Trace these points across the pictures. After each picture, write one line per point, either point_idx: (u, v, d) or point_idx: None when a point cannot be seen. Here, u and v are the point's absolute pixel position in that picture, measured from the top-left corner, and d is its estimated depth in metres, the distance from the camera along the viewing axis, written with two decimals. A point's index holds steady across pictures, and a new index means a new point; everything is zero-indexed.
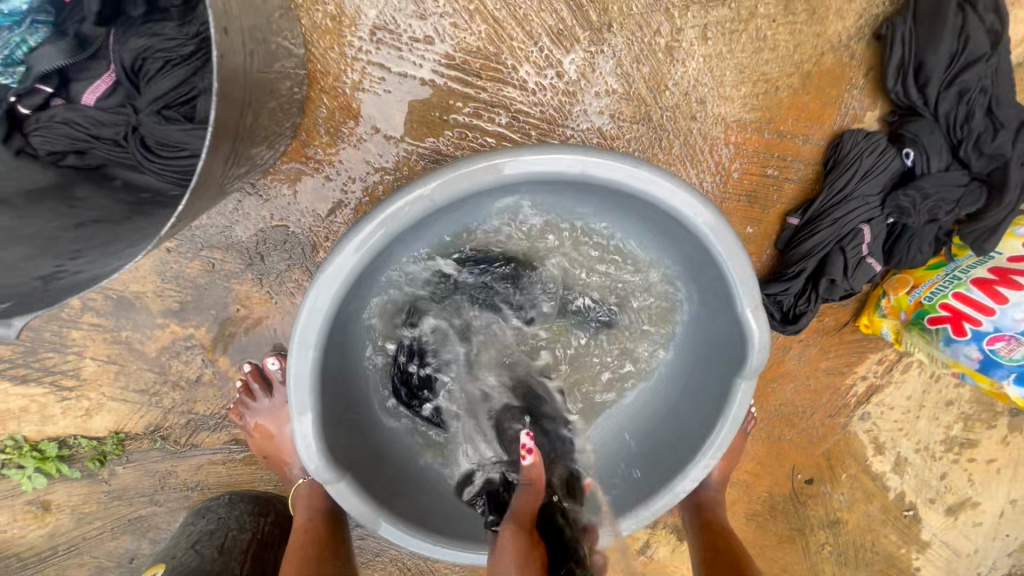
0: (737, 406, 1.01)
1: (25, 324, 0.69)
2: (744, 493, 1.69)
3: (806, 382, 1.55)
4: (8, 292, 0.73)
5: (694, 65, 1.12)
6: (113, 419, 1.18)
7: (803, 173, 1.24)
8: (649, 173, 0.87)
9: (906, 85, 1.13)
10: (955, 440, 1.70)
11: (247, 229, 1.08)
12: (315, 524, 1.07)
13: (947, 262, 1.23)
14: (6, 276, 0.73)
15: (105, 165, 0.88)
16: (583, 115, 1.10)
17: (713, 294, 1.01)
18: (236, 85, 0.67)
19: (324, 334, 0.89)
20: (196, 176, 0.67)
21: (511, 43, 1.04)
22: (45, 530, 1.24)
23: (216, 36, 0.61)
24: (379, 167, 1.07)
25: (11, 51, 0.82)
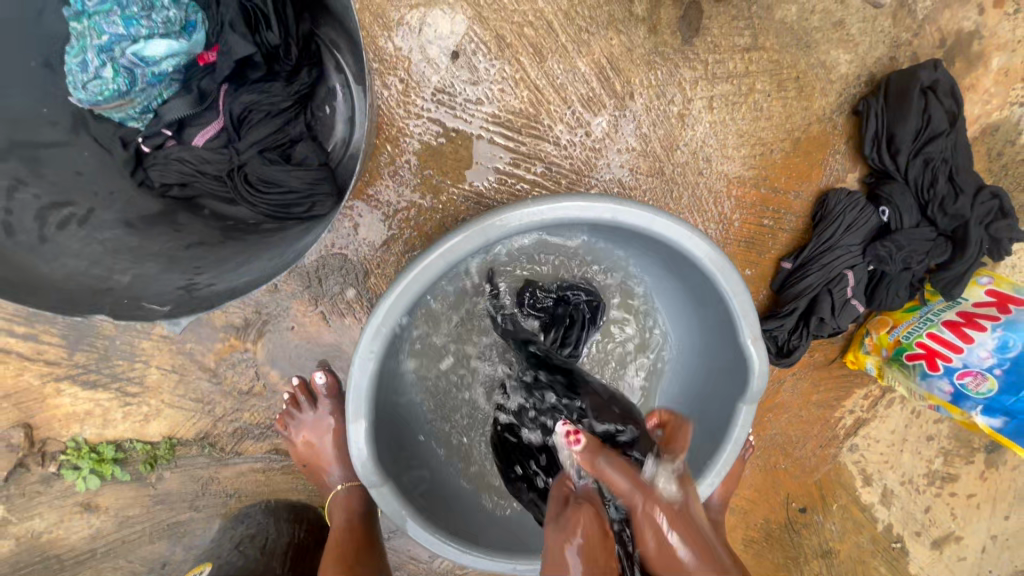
0: (739, 428, 1.14)
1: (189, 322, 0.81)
2: (742, 520, 1.78)
3: (799, 413, 1.68)
4: (163, 297, 0.85)
5: (702, 130, 1.30)
6: (167, 425, 1.27)
7: (795, 224, 1.42)
8: (666, 221, 1.03)
9: (880, 153, 1.33)
10: (937, 474, 1.83)
11: (308, 255, 1.22)
12: (354, 524, 1.17)
13: (921, 305, 1.40)
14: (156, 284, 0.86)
15: (199, 197, 1.03)
16: (606, 168, 1.27)
17: (718, 327, 1.16)
18: None
19: (383, 348, 1.01)
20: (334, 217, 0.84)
21: (548, 106, 1.22)
22: (88, 532, 1.31)
23: None
24: (430, 205, 1.22)
25: (148, 103, 0.97)
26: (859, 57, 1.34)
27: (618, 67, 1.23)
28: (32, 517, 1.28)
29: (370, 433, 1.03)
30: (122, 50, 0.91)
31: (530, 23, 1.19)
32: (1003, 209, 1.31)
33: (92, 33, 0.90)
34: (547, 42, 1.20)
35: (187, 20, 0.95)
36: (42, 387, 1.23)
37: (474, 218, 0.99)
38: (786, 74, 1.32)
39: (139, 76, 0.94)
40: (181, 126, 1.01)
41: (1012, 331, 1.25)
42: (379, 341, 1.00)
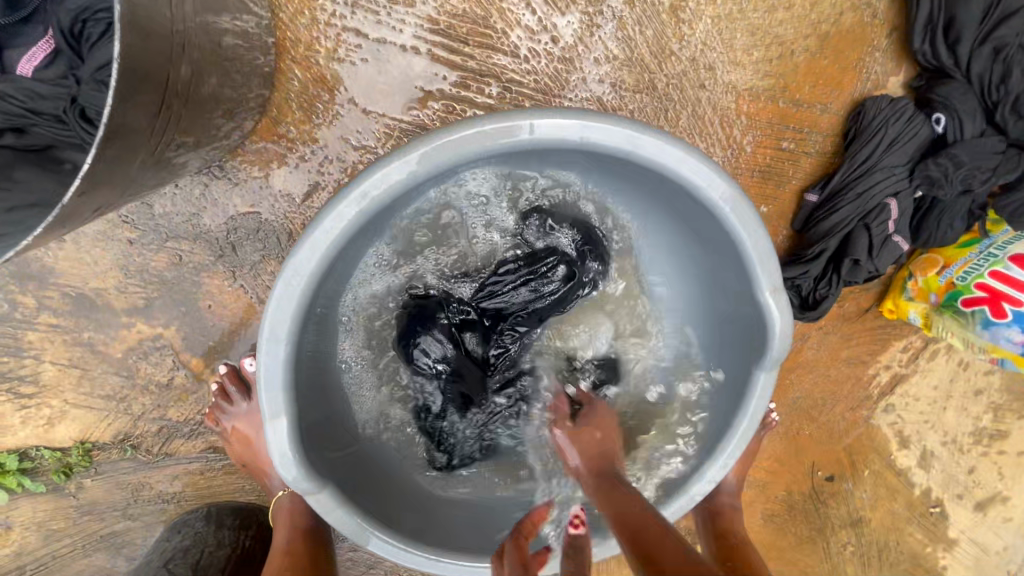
0: (757, 399, 0.92)
1: None
2: (761, 492, 1.59)
3: (828, 373, 1.44)
4: None
5: (702, 28, 1.02)
6: (77, 428, 1.08)
7: (821, 145, 1.15)
8: (656, 137, 0.78)
9: (934, 44, 1.04)
10: (983, 432, 1.62)
11: (216, 217, 0.99)
12: (294, 546, 0.97)
13: (981, 238, 1.13)
14: None
15: (54, 147, 0.79)
16: (581, 84, 1.00)
17: (726, 275, 0.92)
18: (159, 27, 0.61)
19: (297, 328, 0.80)
20: (104, 127, 0.58)
21: (499, 4, 0.94)
22: (10, 550, 1.15)
23: None
24: (358, 145, 0.97)
25: None
26: None
27: None
28: None
29: (294, 432, 0.82)
30: None
31: None
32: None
33: None
34: None
35: None
36: None
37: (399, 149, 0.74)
38: None
39: None
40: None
41: None
42: (289, 319, 0.78)
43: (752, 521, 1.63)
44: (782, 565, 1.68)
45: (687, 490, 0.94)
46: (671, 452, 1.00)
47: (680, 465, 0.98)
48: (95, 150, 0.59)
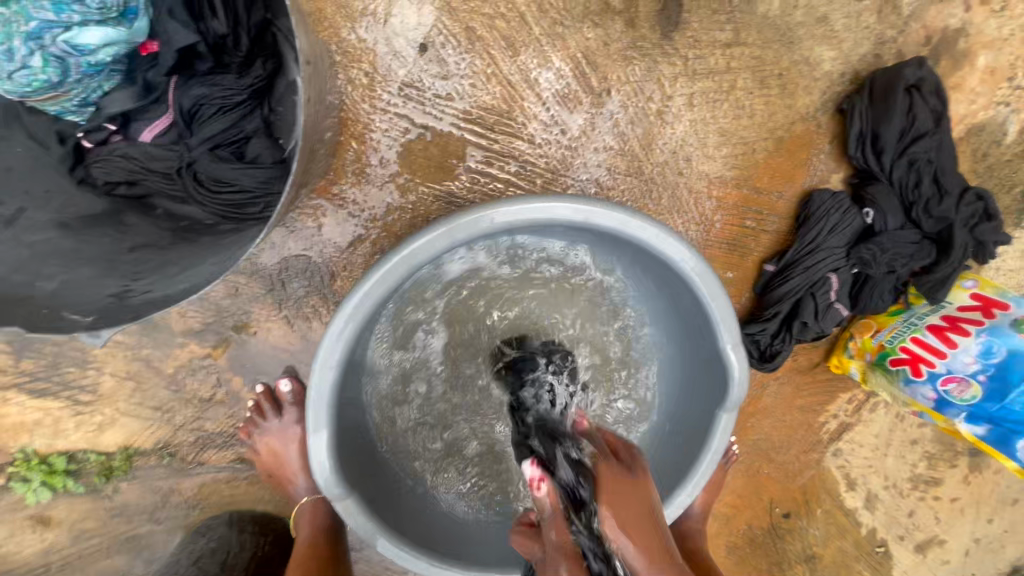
0: (719, 437, 1.10)
1: (110, 335, 0.78)
2: (725, 525, 1.75)
3: (783, 418, 1.64)
4: (89, 307, 0.83)
5: (682, 128, 1.26)
6: (124, 435, 1.22)
7: (777, 225, 1.39)
8: (642, 221, 0.99)
9: (865, 153, 1.30)
10: (920, 478, 1.83)
11: (272, 258, 1.16)
12: (316, 542, 1.12)
13: (905, 309, 1.37)
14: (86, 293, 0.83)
15: (149, 195, 0.96)
16: (583, 166, 1.23)
17: (695, 330, 1.12)
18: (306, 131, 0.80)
19: (344, 358, 0.96)
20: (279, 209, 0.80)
21: (522, 102, 1.17)
22: (40, 547, 1.25)
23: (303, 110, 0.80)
24: (398, 206, 1.17)
25: (87, 95, 0.90)
26: (844, 54, 1.30)
27: (595, 62, 1.18)
28: None
29: (331, 446, 0.97)
30: (52, 37, 0.82)
31: (502, 15, 1.13)
32: (988, 211, 1.28)
33: (19, 19, 0.80)
34: (520, 35, 1.15)
35: (126, 7, 0.86)
36: None
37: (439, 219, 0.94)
38: (769, 70, 1.28)
39: (73, 66, 0.85)
40: (126, 119, 0.94)
41: (996, 336, 1.22)
42: (339, 350, 0.94)
43: (717, 553, 1.79)
44: None
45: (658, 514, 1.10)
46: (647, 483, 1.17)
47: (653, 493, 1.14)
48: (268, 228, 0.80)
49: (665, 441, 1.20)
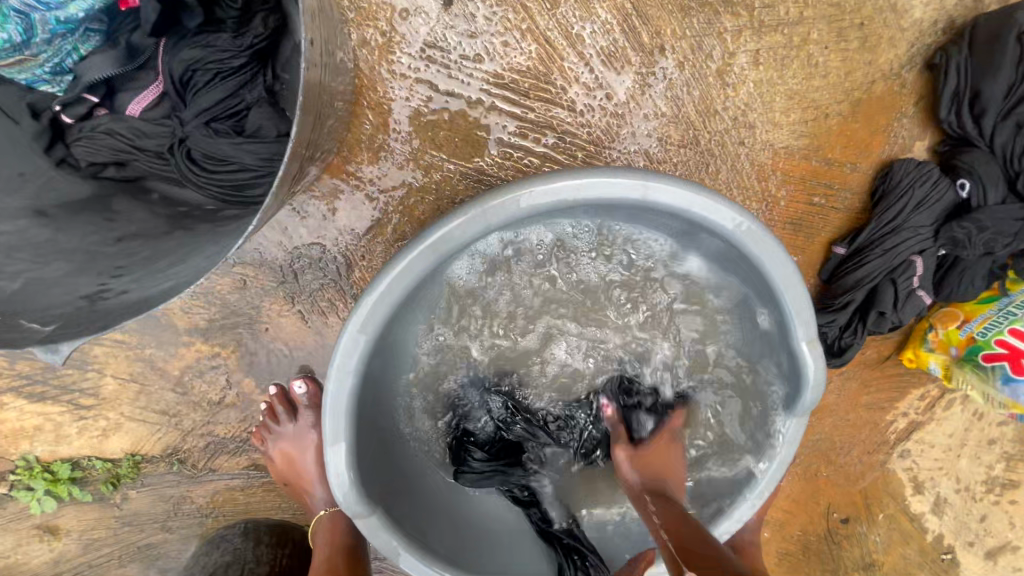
0: (787, 444, 0.97)
1: (71, 351, 0.64)
2: (776, 531, 1.61)
3: (846, 417, 1.48)
4: (53, 313, 0.70)
5: (745, 90, 1.09)
6: (130, 440, 1.12)
7: (849, 202, 1.22)
8: (709, 197, 0.84)
9: (959, 115, 1.12)
10: (996, 481, 1.67)
11: (281, 247, 1.04)
12: (333, 563, 1.00)
13: (1000, 296, 1.20)
14: (49, 296, 0.71)
15: (144, 178, 0.86)
16: (630, 137, 1.07)
17: (761, 324, 0.98)
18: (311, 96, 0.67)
19: (365, 360, 0.83)
20: (268, 200, 0.64)
21: (561, 63, 1.01)
22: (50, 557, 1.17)
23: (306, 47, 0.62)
24: (421, 186, 1.03)
25: (60, 60, 0.81)
26: None
27: (646, 14, 1.01)
28: None
29: (352, 458, 0.86)
30: None
31: None
32: None
33: None
34: None
35: None
36: None
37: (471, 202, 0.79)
38: (846, 20, 1.09)
39: (39, 23, 0.77)
40: (112, 89, 0.84)
41: None
42: (359, 351, 0.82)
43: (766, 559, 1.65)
44: None
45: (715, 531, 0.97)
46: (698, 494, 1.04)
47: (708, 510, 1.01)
48: (257, 217, 0.66)
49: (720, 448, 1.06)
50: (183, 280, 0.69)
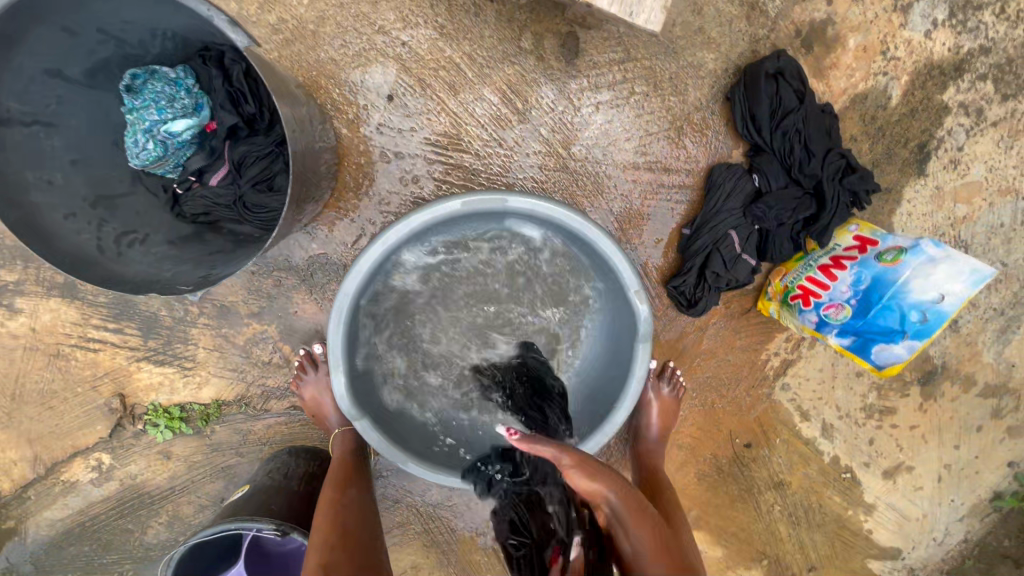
0: (640, 363, 1.40)
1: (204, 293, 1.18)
2: (691, 456, 2.05)
3: (727, 357, 1.95)
4: (189, 280, 1.23)
5: (595, 129, 1.63)
6: (215, 390, 1.73)
7: (690, 197, 1.71)
8: (585, 222, 1.36)
9: (749, 130, 1.61)
10: (873, 408, 2.04)
11: (301, 257, 1.65)
12: (345, 458, 1.56)
13: (806, 255, 1.64)
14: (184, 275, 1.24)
15: (219, 221, 1.43)
16: (519, 168, 1.63)
17: (611, 283, 1.45)
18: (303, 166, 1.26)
19: (349, 316, 1.35)
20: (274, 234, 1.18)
21: (467, 126, 1.59)
22: (166, 475, 1.77)
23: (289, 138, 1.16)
24: (386, 211, 1.62)
25: (179, 162, 1.35)
26: (722, 54, 1.63)
27: (518, 90, 1.59)
28: (130, 463, 1.75)
29: (347, 381, 1.37)
30: (158, 129, 1.28)
31: (444, 66, 1.56)
32: (852, 164, 1.61)
33: (139, 122, 1.27)
34: (459, 79, 1.57)
35: (196, 103, 1.32)
36: (128, 365, 1.70)
37: (438, 197, 1.34)
38: (659, 76, 1.62)
39: (170, 145, 1.31)
40: (201, 173, 1.39)
41: (864, 267, 1.49)
42: (346, 309, 1.34)
43: (689, 482, 2.07)
44: (720, 520, 2.10)
45: (601, 427, 1.41)
46: (594, 409, 1.50)
47: (599, 414, 1.47)
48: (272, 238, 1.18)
49: (606, 376, 1.51)
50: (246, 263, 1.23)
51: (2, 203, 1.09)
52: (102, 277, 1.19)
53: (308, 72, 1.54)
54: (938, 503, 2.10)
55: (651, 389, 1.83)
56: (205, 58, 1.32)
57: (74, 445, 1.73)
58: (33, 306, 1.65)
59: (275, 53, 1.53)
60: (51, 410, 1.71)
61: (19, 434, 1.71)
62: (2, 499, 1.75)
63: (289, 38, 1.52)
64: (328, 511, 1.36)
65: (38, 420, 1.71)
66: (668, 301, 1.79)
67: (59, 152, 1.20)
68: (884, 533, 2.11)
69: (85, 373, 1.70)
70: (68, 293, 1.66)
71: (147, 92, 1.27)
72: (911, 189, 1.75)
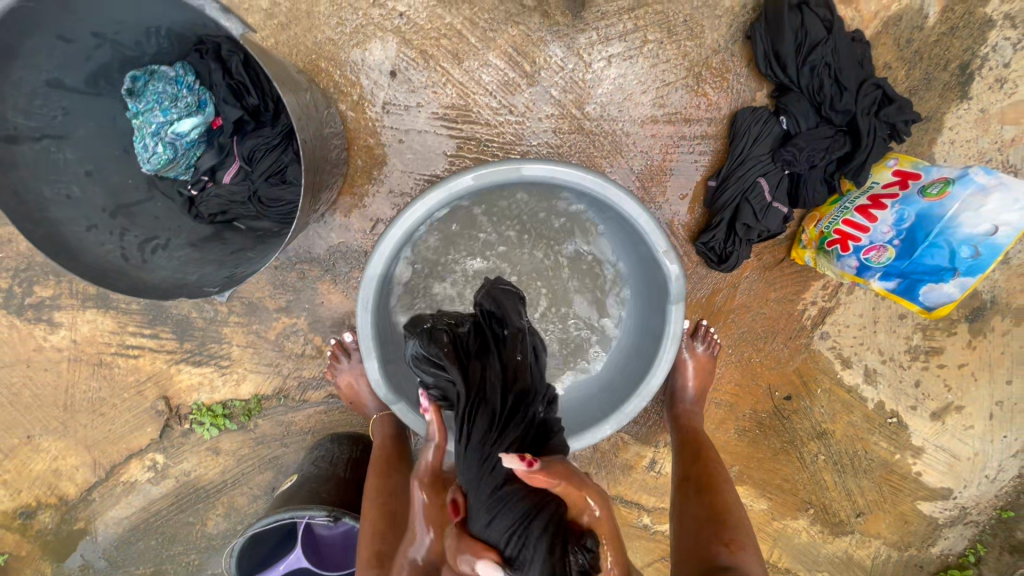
0: (673, 323, 1.37)
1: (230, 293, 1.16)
2: (730, 412, 2.02)
3: (762, 311, 1.90)
4: (217, 282, 1.23)
5: (607, 85, 1.56)
6: (253, 385, 1.76)
7: (714, 147, 1.62)
8: (614, 189, 1.31)
9: (773, 70, 1.52)
10: (919, 349, 1.97)
11: (322, 248, 1.64)
12: (386, 441, 1.58)
13: (841, 198, 1.56)
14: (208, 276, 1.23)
15: (239, 218, 1.42)
16: (532, 135, 1.57)
17: (636, 243, 1.41)
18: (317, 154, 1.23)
19: (375, 300, 1.33)
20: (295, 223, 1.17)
21: (475, 96, 1.54)
22: (218, 469, 1.82)
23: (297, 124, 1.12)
24: (400, 193, 1.59)
25: (190, 162, 1.34)
26: None
27: (524, 51, 1.52)
28: (183, 461, 1.81)
29: (381, 365, 1.35)
30: (165, 131, 1.27)
31: (445, 35, 1.49)
32: (888, 95, 1.50)
33: (145, 125, 1.26)
34: (462, 46, 1.51)
35: (200, 100, 1.30)
36: (169, 368, 1.74)
37: (457, 172, 1.30)
38: (673, 20, 1.53)
39: (179, 146, 1.30)
40: (214, 172, 1.38)
41: (906, 205, 1.40)
42: (372, 294, 1.32)
43: (730, 439, 2.05)
44: (764, 474, 2.08)
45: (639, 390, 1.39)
46: (627, 373, 1.48)
47: (633, 380, 1.44)
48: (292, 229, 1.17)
49: (639, 339, 1.49)
50: (263, 262, 1.21)
51: (23, 221, 1.09)
52: (132, 285, 1.19)
53: (306, 56, 1.49)
54: (990, 441, 2.04)
55: (685, 349, 1.81)
56: (202, 51, 1.29)
57: (129, 448, 1.79)
58: (71, 319, 1.70)
59: (271, 39, 1.48)
60: (103, 416, 1.77)
61: (77, 441, 1.78)
62: (70, 503, 1.83)
63: (283, 22, 1.47)
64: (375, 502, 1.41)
65: (92, 427, 1.77)
66: (697, 259, 1.72)
67: (72, 165, 1.19)
68: (934, 475, 2.07)
69: (129, 379, 1.75)
70: (102, 303, 1.70)
71: (149, 95, 1.26)
72: (954, 114, 1.63)
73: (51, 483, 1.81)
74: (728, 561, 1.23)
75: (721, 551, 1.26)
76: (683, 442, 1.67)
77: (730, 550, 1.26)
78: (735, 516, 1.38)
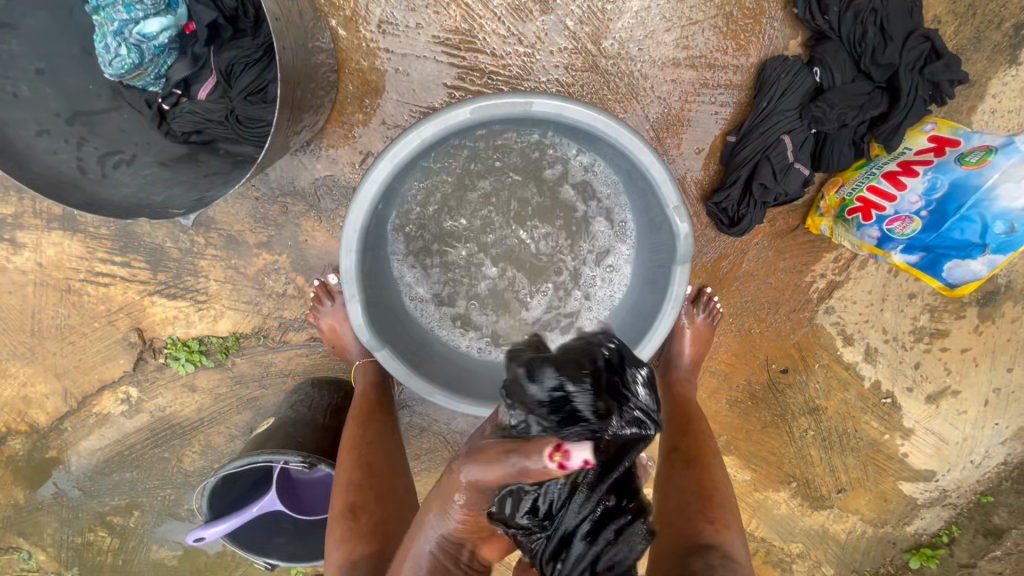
0: (677, 285, 1.27)
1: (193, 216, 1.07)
2: (724, 381, 1.97)
3: (768, 280, 1.83)
4: (185, 205, 1.14)
5: (627, 20, 1.41)
6: (231, 323, 1.68)
7: (738, 97, 1.49)
8: (628, 134, 1.19)
9: (812, 14, 1.39)
10: (924, 331, 1.91)
11: (307, 181, 1.52)
12: (364, 390, 1.51)
13: (868, 163, 1.44)
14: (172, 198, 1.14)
15: (216, 140, 1.29)
16: (542, 70, 1.43)
17: (645, 195, 1.30)
18: (298, 68, 1.10)
19: (360, 241, 1.22)
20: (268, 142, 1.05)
21: (480, 20, 1.39)
22: (194, 407, 1.76)
23: (272, 25, 0.99)
24: (394, 124, 1.46)
25: (159, 71, 1.20)
26: None
27: None
28: (157, 396, 1.75)
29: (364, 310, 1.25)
30: (129, 31, 1.12)
31: None
32: (936, 50, 1.36)
33: (106, 22, 1.10)
34: None
35: None
36: (142, 299, 1.66)
37: (458, 102, 1.17)
38: None
39: (146, 50, 1.16)
40: (187, 85, 1.25)
41: (941, 172, 1.29)
42: (357, 235, 1.21)
43: (721, 410, 2.01)
44: (752, 445, 2.05)
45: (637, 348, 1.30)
46: (626, 330, 1.39)
47: (631, 336, 1.35)
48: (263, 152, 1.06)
49: (642, 296, 1.39)
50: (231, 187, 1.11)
51: None
52: (86, 200, 1.10)
53: None
54: (982, 427, 2.01)
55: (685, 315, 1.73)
56: None
57: (101, 379, 1.72)
58: (36, 241, 1.60)
59: None
60: (72, 344, 1.69)
61: (46, 369, 1.71)
62: (41, 431, 1.78)
63: None
64: (350, 452, 1.35)
65: (61, 354, 1.70)
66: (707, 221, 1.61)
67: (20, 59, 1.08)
68: (921, 457, 2.05)
69: (99, 308, 1.66)
70: (69, 226, 1.60)
71: None
72: (1000, 79, 1.50)
73: (20, 411, 1.76)
74: (713, 540, 1.20)
75: (708, 529, 1.23)
76: (674, 412, 1.61)
77: (716, 529, 1.23)
78: (722, 494, 1.36)
